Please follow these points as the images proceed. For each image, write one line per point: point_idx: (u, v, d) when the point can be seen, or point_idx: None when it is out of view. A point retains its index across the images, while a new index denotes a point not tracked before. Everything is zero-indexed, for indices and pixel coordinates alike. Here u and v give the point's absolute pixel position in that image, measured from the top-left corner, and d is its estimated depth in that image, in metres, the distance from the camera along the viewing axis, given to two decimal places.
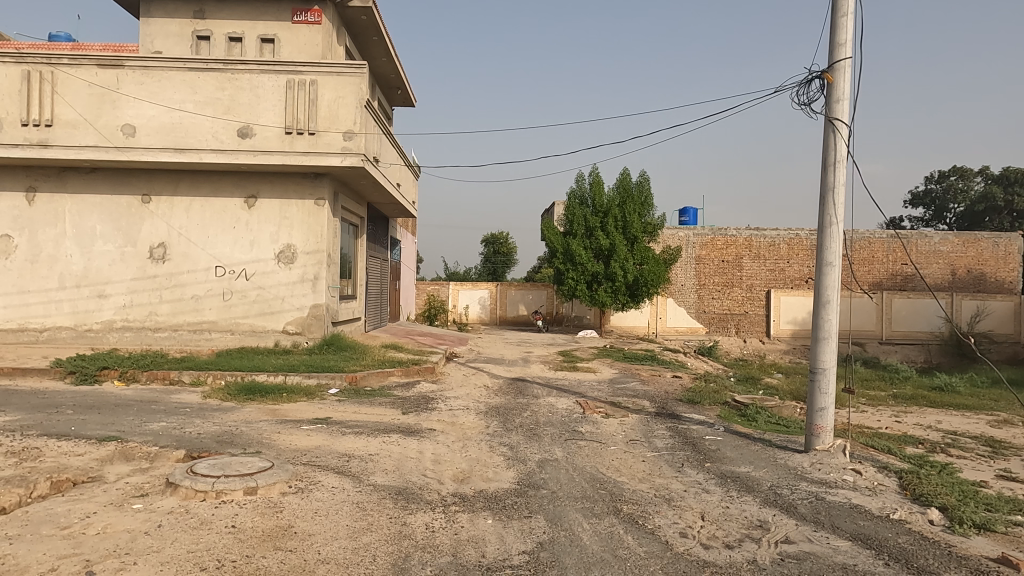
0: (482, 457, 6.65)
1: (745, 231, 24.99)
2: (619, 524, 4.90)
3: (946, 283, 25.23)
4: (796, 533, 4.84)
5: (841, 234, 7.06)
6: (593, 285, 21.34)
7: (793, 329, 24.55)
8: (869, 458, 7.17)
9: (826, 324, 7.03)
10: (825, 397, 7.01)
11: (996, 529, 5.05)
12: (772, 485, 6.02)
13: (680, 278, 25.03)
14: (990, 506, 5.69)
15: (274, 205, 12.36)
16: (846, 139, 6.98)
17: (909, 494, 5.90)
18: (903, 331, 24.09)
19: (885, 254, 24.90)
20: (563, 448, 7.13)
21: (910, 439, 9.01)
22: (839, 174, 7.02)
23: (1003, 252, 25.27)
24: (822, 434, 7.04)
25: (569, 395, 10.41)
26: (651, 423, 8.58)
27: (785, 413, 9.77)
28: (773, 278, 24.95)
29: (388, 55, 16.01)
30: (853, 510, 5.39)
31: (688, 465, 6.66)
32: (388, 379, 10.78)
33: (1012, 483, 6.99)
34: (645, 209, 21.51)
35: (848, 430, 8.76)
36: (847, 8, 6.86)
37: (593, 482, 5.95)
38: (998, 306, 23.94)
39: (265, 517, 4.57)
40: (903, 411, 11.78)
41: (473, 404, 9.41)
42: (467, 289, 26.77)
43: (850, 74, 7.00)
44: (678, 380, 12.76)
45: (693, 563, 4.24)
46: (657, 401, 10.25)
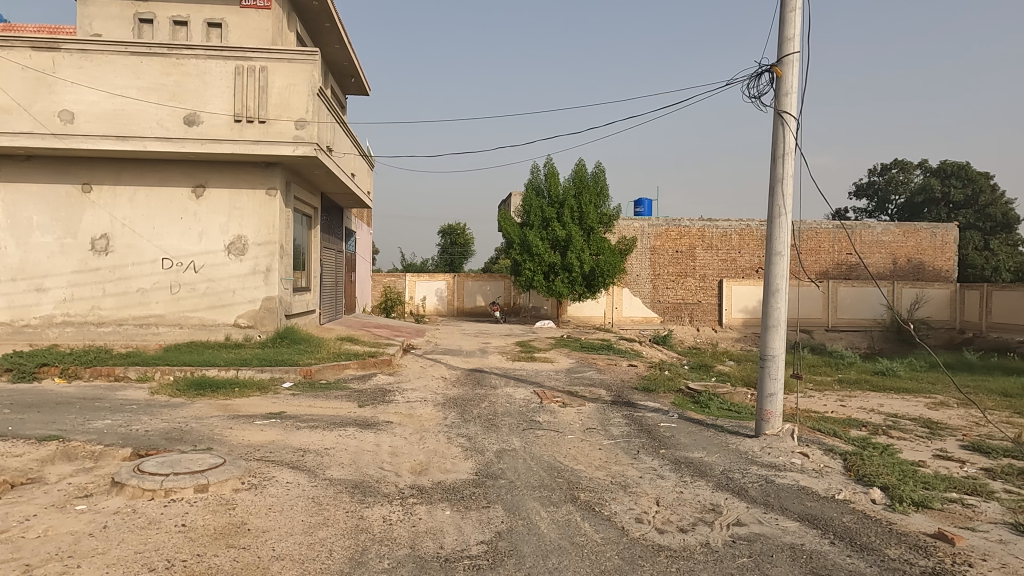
0: (439, 448, 6.63)
1: (698, 222, 25.42)
2: (577, 511, 4.96)
3: (888, 272, 26.16)
4: (747, 515, 4.98)
5: (790, 225, 7.24)
6: (550, 276, 21.43)
7: (744, 317, 25.24)
8: (816, 441, 7.40)
9: (775, 312, 7.20)
10: (774, 383, 7.21)
11: (933, 506, 5.30)
12: (723, 469, 6.18)
13: (635, 268, 25.30)
14: (928, 484, 5.96)
15: (223, 194, 12.01)
16: (794, 132, 7.16)
17: (853, 474, 6.14)
18: (847, 318, 24.97)
19: (831, 245, 25.66)
20: (521, 437, 7.17)
21: (854, 423, 9.37)
22: (787, 166, 7.21)
23: (940, 242, 26.34)
24: (771, 419, 7.25)
25: (527, 384, 10.46)
26: (607, 412, 8.70)
27: (736, 399, 10.04)
28: (724, 268, 25.51)
29: (341, 42, 15.72)
30: (801, 491, 5.57)
31: (643, 451, 6.78)
32: (343, 372, 10.64)
33: (947, 462, 7.34)
34: (601, 199, 21.69)
35: (796, 414, 9.04)
36: (795, 4, 7.02)
37: (550, 470, 6.00)
38: (935, 294, 25.06)
39: (216, 515, 4.46)
40: (847, 395, 12.22)
41: (431, 396, 9.39)
42: (424, 281, 26.54)
43: (798, 69, 7.17)
44: (633, 368, 12.98)
45: (648, 548, 4.33)
46: (613, 389, 10.40)
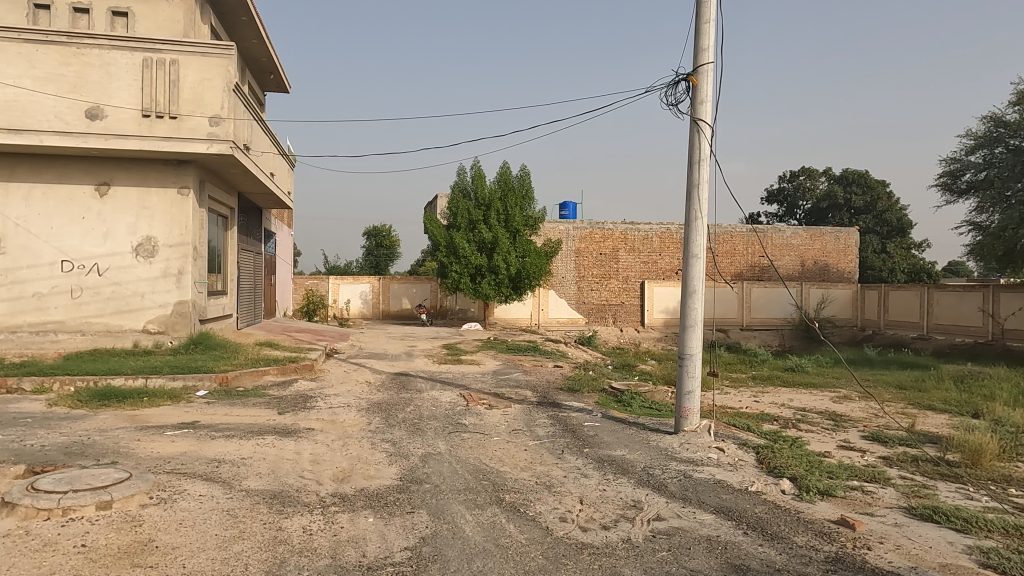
0: (363, 455, 6.49)
1: (621, 225, 26.01)
2: (502, 513, 4.98)
3: (797, 273, 27.57)
4: (666, 510, 5.13)
5: (706, 228, 7.52)
6: (477, 278, 21.42)
7: (665, 317, 26.15)
8: (731, 436, 7.72)
9: (693, 312, 7.45)
10: (692, 380, 7.45)
11: (836, 494, 5.63)
12: (644, 466, 6.35)
13: (560, 270, 25.62)
14: (832, 474, 6.33)
15: (130, 193, 11.37)
16: (709, 139, 7.46)
17: (765, 467, 6.44)
18: (760, 317, 26.19)
19: (745, 247, 26.79)
20: (446, 441, 7.13)
21: (766, 417, 9.83)
22: (702, 171, 7.49)
23: (843, 245, 28.01)
24: (690, 415, 7.50)
25: (453, 387, 10.41)
26: (533, 413, 8.77)
27: (657, 397, 10.36)
28: (646, 270, 26.24)
29: (259, 36, 15.19)
30: (716, 485, 5.80)
31: (568, 451, 6.87)
32: (263, 378, 10.27)
33: (850, 452, 7.82)
34: (526, 202, 21.89)
35: (713, 411, 9.41)
36: (709, 16, 7.31)
37: (476, 473, 5.99)
38: (839, 294, 26.66)
39: (121, 533, 4.20)
40: (760, 391, 12.81)
41: (354, 401, 9.19)
42: (348, 284, 25.96)
43: (713, 78, 7.46)
44: (559, 369, 13.17)
45: (572, 546, 4.39)
46: (539, 390, 10.51)
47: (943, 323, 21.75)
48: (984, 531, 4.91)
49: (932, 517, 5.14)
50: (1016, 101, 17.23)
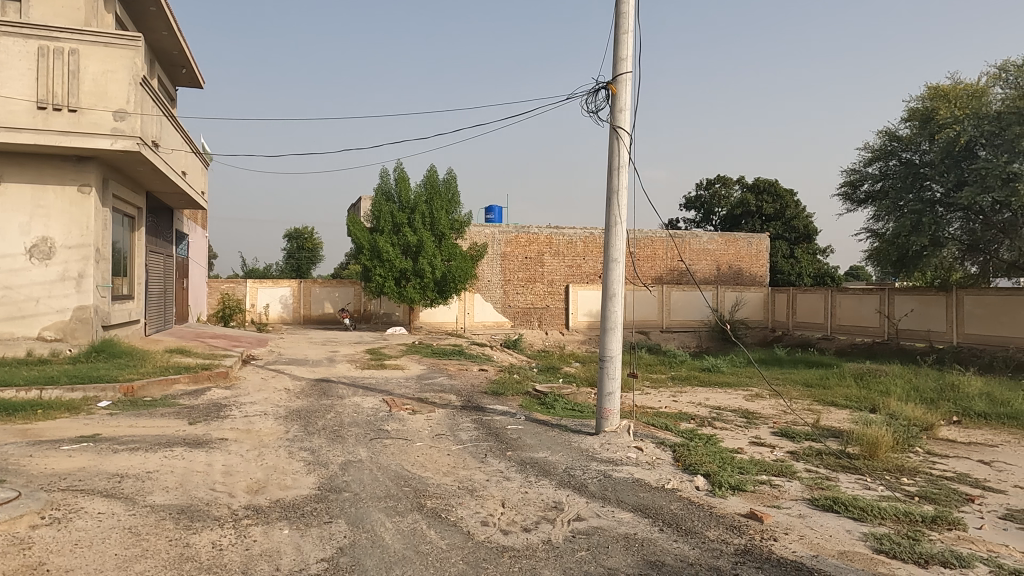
0: (279, 464, 6.28)
1: (546, 230, 26.30)
2: (422, 519, 4.92)
3: (713, 277, 28.61)
4: (586, 510, 5.22)
5: (625, 233, 7.70)
6: (401, 282, 21.12)
7: (589, 320, 26.67)
8: (650, 436, 7.92)
9: (612, 315, 7.61)
10: (612, 382, 7.61)
11: (746, 489, 5.89)
12: (566, 467, 6.44)
13: (486, 273, 25.65)
14: (743, 469, 6.62)
15: (24, 190, 10.61)
16: (628, 146, 7.66)
17: (681, 464, 6.66)
18: (679, 320, 27.08)
19: (665, 252, 27.63)
20: (368, 448, 6.99)
21: (684, 416, 10.15)
22: (621, 178, 7.68)
23: (755, 250, 29.33)
24: (610, 416, 7.66)
25: (375, 393, 10.22)
26: (457, 417, 8.73)
27: (579, 399, 10.52)
28: (570, 273, 26.67)
29: (170, 28, 14.50)
30: (635, 483, 5.94)
31: (491, 454, 6.88)
32: (172, 388, 9.77)
33: (760, 448, 8.20)
34: (451, 206, 21.86)
35: (633, 411, 9.65)
36: (627, 27, 7.51)
37: (397, 480, 5.91)
38: (752, 297, 27.91)
39: (6, 557, 3.89)
40: (679, 391, 13.25)
41: (272, 409, 8.88)
42: (266, 287, 25.07)
43: (631, 87, 7.68)
44: (483, 373, 13.19)
45: (493, 550, 4.39)
46: (463, 394, 10.48)
47: (845, 324, 23.15)
48: (878, 517, 5.26)
49: (832, 508, 5.45)
50: (908, 118, 18.56)
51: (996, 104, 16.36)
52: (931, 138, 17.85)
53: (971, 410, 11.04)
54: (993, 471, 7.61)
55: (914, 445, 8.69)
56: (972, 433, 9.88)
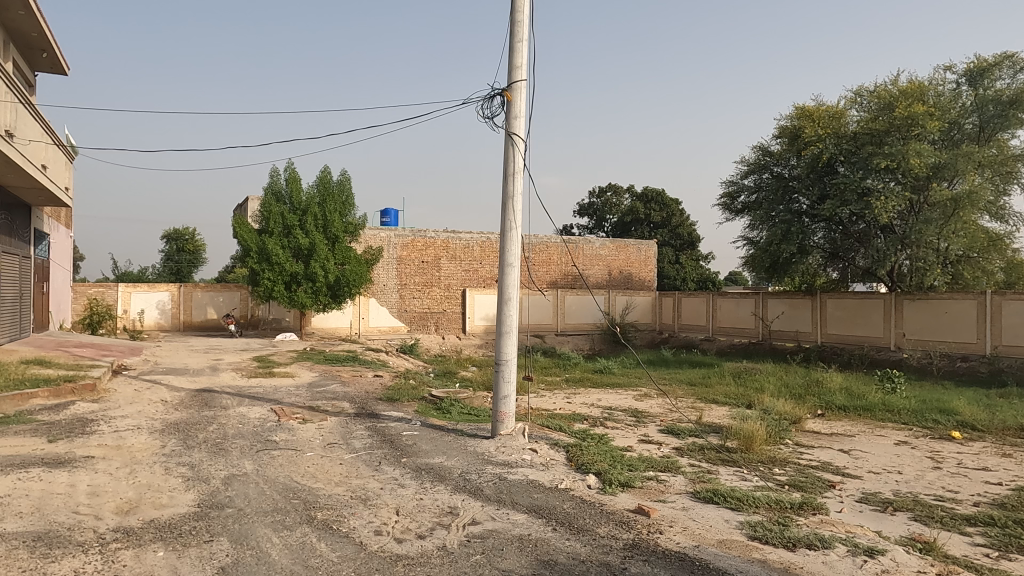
0: (154, 482, 5.85)
1: (442, 234, 26.24)
2: (312, 532, 4.75)
3: (605, 281, 29.57)
4: (481, 514, 5.23)
5: (520, 238, 7.81)
6: (292, 286, 20.32)
7: (485, 324, 26.83)
8: (544, 437, 8.07)
9: (508, 319, 7.68)
10: (508, 385, 7.69)
11: (635, 485, 6.13)
12: (461, 471, 6.43)
13: (381, 277, 25.18)
14: (632, 466, 6.89)
15: None
16: (522, 152, 7.79)
17: (574, 464, 6.83)
18: (573, 323, 27.79)
19: (559, 257, 28.33)
20: (253, 460, 6.66)
21: (577, 417, 10.41)
22: (516, 183, 7.79)
23: (644, 256, 30.62)
24: (505, 419, 7.73)
25: (263, 402, 9.76)
26: (350, 425, 8.50)
27: (475, 402, 10.55)
28: (467, 278, 26.71)
29: (27, 7, 13.20)
30: (529, 485, 6.03)
31: (385, 462, 6.75)
32: (28, 403, 8.85)
33: (648, 445, 8.57)
34: (345, 208, 21.31)
35: (528, 414, 9.79)
36: (522, 35, 7.64)
37: (285, 492, 5.66)
38: (641, 301, 29.09)
39: None
40: (573, 393, 13.60)
41: (146, 422, 8.25)
42: (141, 292, 23.35)
43: (526, 95, 7.81)
44: (378, 379, 12.92)
45: (386, 559, 4.31)
46: (356, 401, 10.23)
47: (724, 326, 24.67)
48: (752, 506, 5.64)
49: (712, 499, 5.79)
50: (778, 134, 20.08)
51: (852, 125, 18.25)
52: (799, 154, 19.41)
53: (832, 404, 12.08)
54: (851, 459, 8.36)
55: (784, 437, 9.39)
56: (833, 424, 10.82)
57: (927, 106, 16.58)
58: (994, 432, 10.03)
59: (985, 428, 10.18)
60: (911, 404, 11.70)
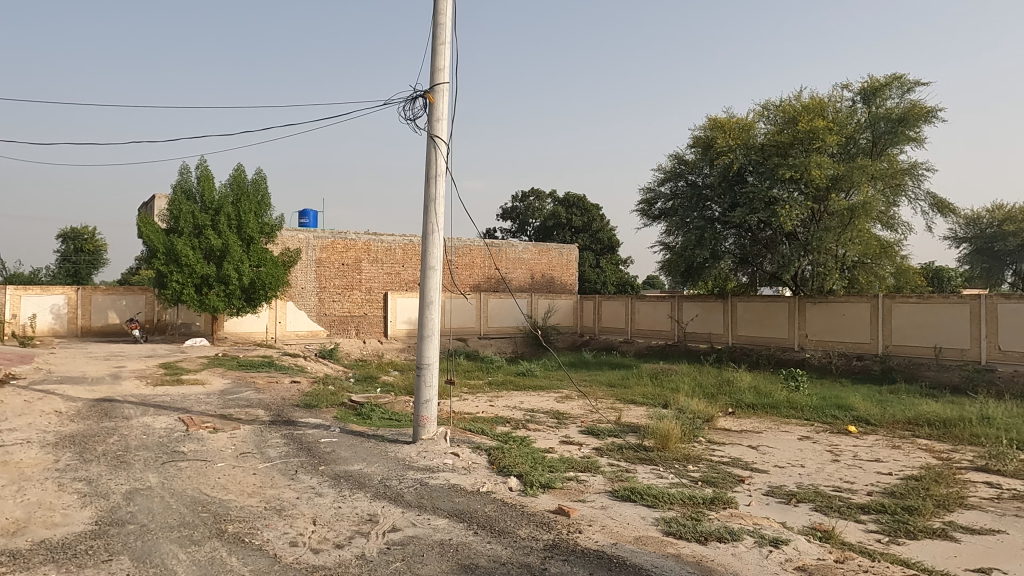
0: (46, 500, 5.44)
1: (363, 236, 25.75)
2: (223, 546, 4.54)
3: (528, 285, 29.76)
4: (402, 520, 5.16)
5: (442, 241, 7.77)
6: (202, 289, 19.42)
7: (408, 328, 26.57)
8: (466, 441, 8.05)
9: (430, 322, 7.62)
10: (430, 390, 7.63)
11: (555, 486, 6.22)
12: (381, 478, 6.32)
13: (300, 280, 24.41)
14: (553, 467, 6.98)
15: None
16: (445, 155, 7.76)
17: (495, 467, 6.85)
18: (496, 326, 27.87)
19: (482, 261, 28.37)
20: (158, 473, 6.31)
21: (499, 420, 10.45)
22: (439, 186, 7.75)
23: (566, 260, 31.06)
24: (427, 424, 7.67)
25: (169, 412, 9.26)
26: (264, 433, 8.20)
27: (397, 407, 10.40)
28: (389, 281, 26.33)
29: None
30: (451, 489, 6.00)
31: (302, 470, 6.55)
32: None
33: (569, 447, 8.71)
34: (261, 209, 20.58)
35: (451, 418, 9.74)
36: (445, 38, 7.63)
37: (194, 505, 5.40)
38: (562, 304, 29.52)
39: None
40: (496, 396, 13.65)
41: (37, 436, 7.66)
42: (33, 296, 21.64)
43: (448, 97, 7.80)
44: (295, 385, 12.52)
45: (302, 571, 4.18)
46: (272, 409, 9.87)
47: (643, 328, 25.43)
48: (668, 503, 5.83)
49: (630, 497, 5.94)
50: (693, 144, 20.89)
51: (760, 137, 19.26)
52: (711, 163, 20.26)
53: (742, 403, 12.67)
54: (759, 455, 8.79)
55: (698, 435, 9.77)
56: (743, 421, 11.36)
57: (826, 121, 17.72)
58: (885, 425, 10.82)
59: (878, 422, 10.96)
60: (813, 401, 12.43)
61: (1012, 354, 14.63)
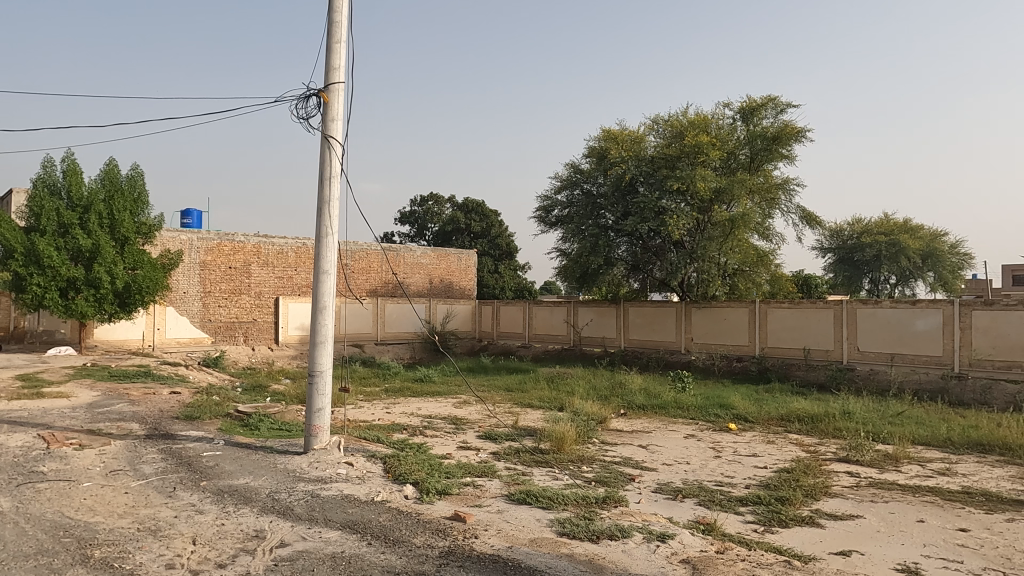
0: None
1: (253, 238, 24.62)
2: (88, 573, 4.17)
3: (426, 290, 29.52)
4: (291, 535, 4.95)
5: (337, 244, 7.55)
6: (68, 294, 17.82)
7: (300, 334, 25.58)
8: (361, 450, 7.85)
9: (323, 328, 7.38)
10: (322, 398, 7.37)
11: (452, 492, 6.19)
12: (269, 491, 6.03)
13: (181, 284, 22.90)
14: (450, 474, 6.93)
15: None
16: (340, 157, 7.56)
17: (391, 476, 6.72)
18: (394, 332, 27.40)
19: (379, 265, 27.86)
20: (12, 496, 5.69)
21: (396, 427, 10.27)
22: (333, 188, 7.53)
23: (464, 265, 31.08)
24: (319, 433, 7.40)
25: (27, 428, 8.39)
26: (138, 448, 7.61)
27: (287, 417, 9.99)
28: (281, 285, 25.29)
29: None
30: (344, 500, 5.82)
31: (181, 487, 6.13)
32: None
33: (466, 452, 8.71)
34: (137, 207, 19.16)
35: (345, 426, 9.48)
36: (340, 37, 7.44)
37: (54, 531, 4.91)
38: (461, 309, 29.47)
39: None
40: (392, 403, 13.41)
41: None
42: None
43: (344, 97, 7.60)
44: (175, 396, 11.73)
45: None
46: (148, 422, 9.20)
47: (539, 333, 25.86)
48: (562, 504, 5.95)
49: (525, 500, 6.01)
50: (588, 154, 21.49)
51: (650, 150, 20.16)
52: (605, 173, 20.91)
53: (633, 404, 13.16)
54: (649, 454, 9.17)
55: (591, 436, 10.06)
56: (634, 422, 11.81)
57: (710, 137, 18.85)
58: (761, 422, 11.60)
59: (755, 419, 11.74)
60: (698, 401, 13.11)
61: (869, 355, 16.12)
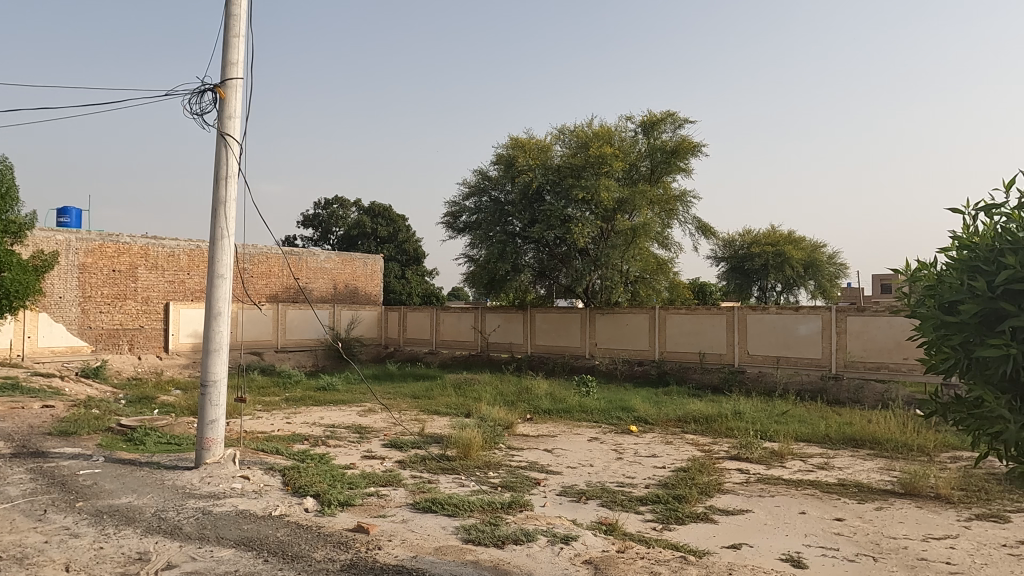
0: None
1: (140, 239, 23.12)
2: None
3: (329, 296, 28.68)
4: (179, 555, 4.66)
5: (233, 248, 7.21)
6: None
7: (192, 342, 24.21)
8: (257, 463, 7.50)
9: (217, 336, 7.01)
10: (215, 409, 7.00)
11: (354, 503, 6.03)
12: (155, 510, 5.64)
13: (57, 288, 21.02)
14: (352, 484, 6.75)
15: None
16: (237, 156, 7.22)
17: (290, 488, 6.46)
18: (295, 339, 26.41)
19: (280, 270, 26.82)
20: None
21: (296, 438, 9.89)
22: (230, 189, 7.18)
23: (370, 270, 30.49)
24: (212, 447, 7.00)
25: None
26: (2, 468, 6.92)
27: (177, 430, 9.40)
28: (171, 290, 23.86)
29: None
30: (238, 516, 5.53)
31: (53, 509, 5.62)
32: None
33: (370, 461, 8.52)
34: (5, 203, 17.49)
35: (240, 438, 9.03)
36: (239, 31, 7.13)
37: None
38: (366, 315, 28.82)
39: None
40: (293, 412, 12.93)
41: None
42: None
43: (242, 94, 7.28)
44: (48, 410, 10.76)
45: None
46: (15, 439, 8.38)
47: (447, 339, 25.73)
48: (467, 510, 5.93)
49: (431, 508, 5.95)
50: (495, 161, 21.58)
51: (557, 159, 20.59)
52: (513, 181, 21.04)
53: (539, 408, 13.36)
54: (554, 457, 9.33)
55: (498, 442, 10.11)
56: (540, 426, 11.98)
57: (613, 149, 19.56)
58: (660, 423, 12.08)
59: (654, 420, 12.21)
60: (601, 405, 13.48)
61: (758, 357, 17.17)
